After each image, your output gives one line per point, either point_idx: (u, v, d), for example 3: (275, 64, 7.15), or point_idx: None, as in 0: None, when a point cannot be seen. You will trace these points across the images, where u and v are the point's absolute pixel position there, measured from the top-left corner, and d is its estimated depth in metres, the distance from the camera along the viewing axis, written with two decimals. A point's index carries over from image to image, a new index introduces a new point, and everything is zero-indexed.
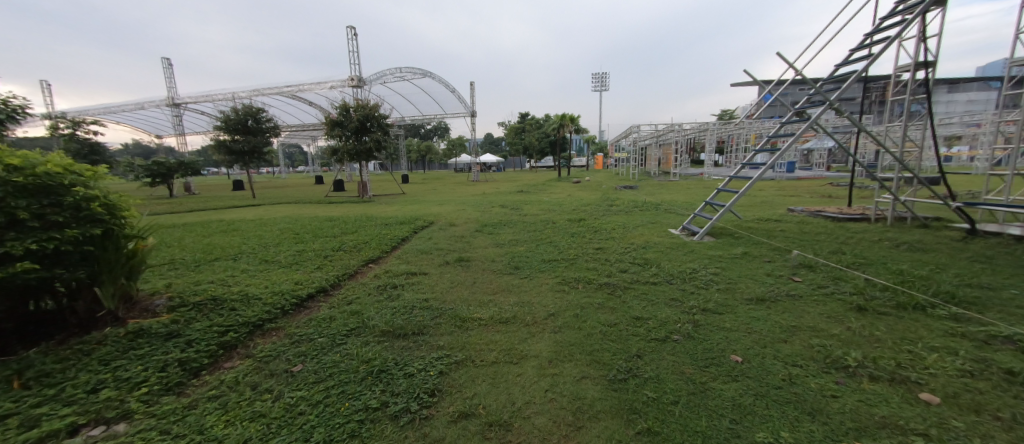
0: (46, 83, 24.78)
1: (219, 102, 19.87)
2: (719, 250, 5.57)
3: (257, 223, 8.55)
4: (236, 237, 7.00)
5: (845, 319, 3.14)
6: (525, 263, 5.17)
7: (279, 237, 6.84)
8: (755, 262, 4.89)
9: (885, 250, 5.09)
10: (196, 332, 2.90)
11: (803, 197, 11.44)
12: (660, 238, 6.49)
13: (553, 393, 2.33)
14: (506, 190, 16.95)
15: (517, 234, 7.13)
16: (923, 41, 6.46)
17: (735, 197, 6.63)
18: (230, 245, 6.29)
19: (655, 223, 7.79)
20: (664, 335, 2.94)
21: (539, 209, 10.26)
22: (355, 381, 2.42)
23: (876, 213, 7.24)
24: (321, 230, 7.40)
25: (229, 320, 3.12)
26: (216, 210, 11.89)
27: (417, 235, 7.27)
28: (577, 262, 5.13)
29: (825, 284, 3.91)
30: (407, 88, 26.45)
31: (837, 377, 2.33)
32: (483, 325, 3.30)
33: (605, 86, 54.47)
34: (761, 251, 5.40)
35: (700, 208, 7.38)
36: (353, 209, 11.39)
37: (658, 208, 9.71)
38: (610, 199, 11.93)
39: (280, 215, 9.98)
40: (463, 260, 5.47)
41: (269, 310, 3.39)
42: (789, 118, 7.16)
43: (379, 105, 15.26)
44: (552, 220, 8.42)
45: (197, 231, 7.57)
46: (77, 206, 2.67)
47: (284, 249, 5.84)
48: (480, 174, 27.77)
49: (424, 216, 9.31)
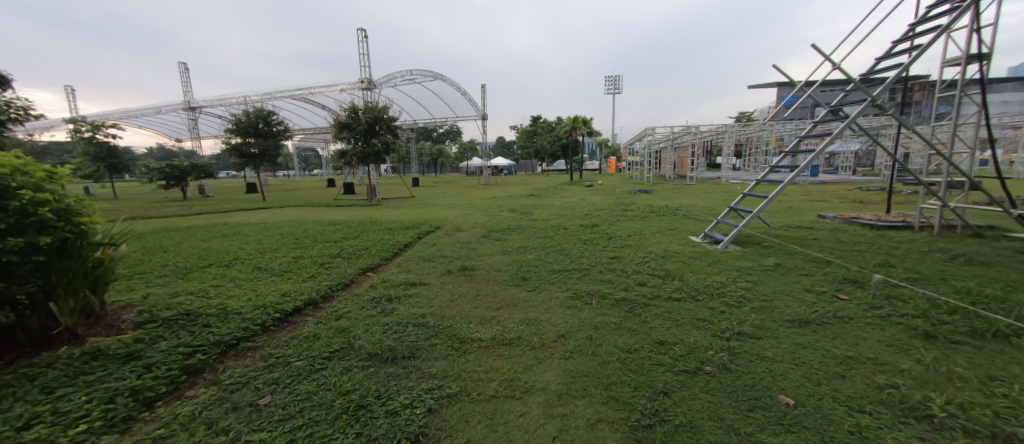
0: (70, 88, 25.44)
1: (232, 106, 20.02)
2: (747, 261, 5.08)
3: (259, 227, 8.33)
4: (235, 241, 6.75)
5: (912, 350, 2.67)
6: (533, 274, 4.77)
7: (276, 242, 6.56)
8: (791, 276, 4.41)
9: (938, 264, 4.55)
10: (160, 353, 2.57)
11: (831, 202, 10.79)
12: (680, 247, 6.02)
13: (563, 441, 1.92)
14: (517, 194, 16.55)
15: (525, 240, 6.74)
16: (975, 32, 5.91)
17: (763, 203, 6.09)
18: (226, 251, 6.04)
19: (674, 230, 7.31)
20: (695, 366, 2.50)
21: (549, 214, 9.84)
22: (328, 422, 2.04)
23: (921, 220, 6.63)
24: (322, 235, 7.12)
25: (198, 339, 2.78)
26: (224, 213, 11.81)
27: (421, 240, 6.92)
28: (590, 273, 4.70)
29: (879, 305, 3.42)
30: (418, 91, 26.32)
31: (919, 430, 1.87)
32: (484, 348, 2.91)
33: (618, 89, 53.74)
34: (796, 263, 4.89)
35: (723, 214, 6.86)
36: (360, 212, 11.15)
37: (676, 213, 9.21)
38: (625, 204, 11.44)
39: (285, 218, 9.78)
40: (467, 270, 5.08)
41: (247, 327, 3.05)
42: (823, 117, 6.58)
43: (388, 107, 15.06)
44: (563, 226, 7.99)
45: (197, 235, 7.37)
46: (24, 211, 2.36)
47: (280, 256, 5.56)
48: (492, 178, 27.40)
49: (430, 221, 8.99)
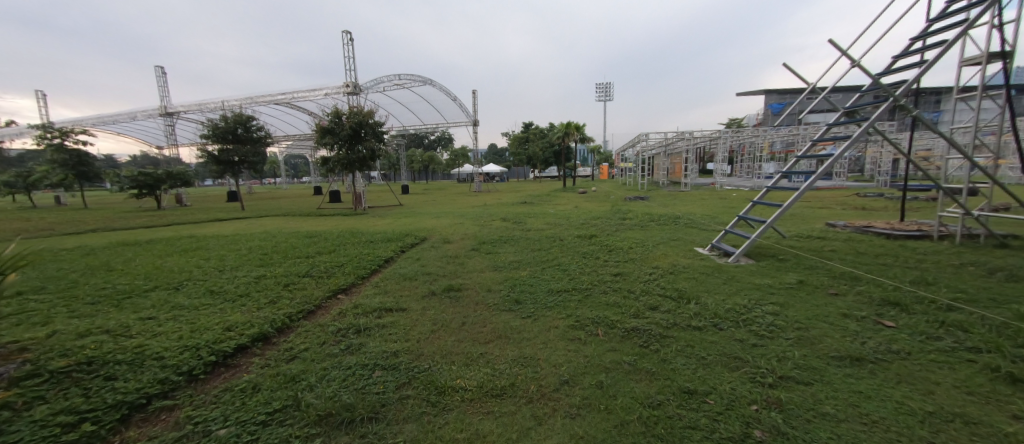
0: (42, 93, 24.40)
1: (211, 111, 19.24)
2: (765, 277, 4.57)
3: (228, 240, 7.62)
4: (194, 257, 6.05)
5: (1004, 402, 2.14)
6: (528, 295, 4.16)
7: (240, 258, 5.88)
8: (819, 297, 3.90)
9: (980, 280, 4.08)
10: (29, 428, 1.91)
11: (835, 209, 10.42)
12: (689, 260, 5.50)
13: None
14: (510, 201, 15.96)
15: (519, 254, 6.13)
16: (998, 29, 5.53)
17: (778, 211, 5.54)
18: (181, 269, 5.36)
19: (678, 240, 6.78)
20: (740, 432, 1.93)
21: (544, 223, 9.26)
22: None
23: (940, 229, 6.18)
24: (295, 249, 6.46)
25: (90, 402, 2.13)
26: (196, 224, 11.06)
27: (403, 255, 6.29)
28: (593, 294, 4.11)
29: (937, 336, 2.89)
30: (407, 96, 25.72)
31: None
32: (467, 402, 2.30)
33: (610, 96, 53.84)
34: (821, 280, 4.37)
35: (732, 223, 6.36)
36: (342, 223, 10.47)
37: (678, 222, 8.72)
38: (622, 212, 10.93)
39: (259, 230, 9.06)
40: (453, 290, 4.46)
41: (165, 378, 2.40)
42: (838, 120, 6.12)
43: (374, 111, 14.45)
44: (559, 237, 7.41)
45: (154, 250, 6.66)
46: None
47: (240, 275, 4.89)
48: (483, 184, 26.77)
49: (416, 232, 8.36)
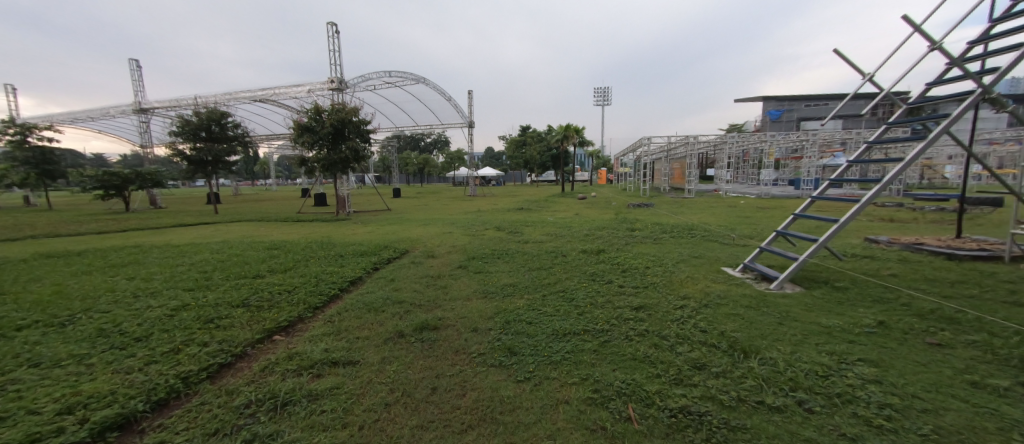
0: (10, 85, 22.96)
1: (187, 107, 18.02)
2: (833, 315, 3.55)
3: (174, 252, 6.51)
4: (113, 277, 4.91)
5: None
6: (528, 340, 3.10)
7: (169, 279, 4.75)
8: (924, 349, 2.88)
9: None
10: None
11: (864, 221, 9.49)
12: (724, 286, 4.49)
13: None
14: (505, 207, 14.95)
15: (514, 274, 5.07)
16: None
17: (833, 228, 4.48)
18: (85, 293, 4.22)
19: (701, 258, 5.78)
20: None
21: (542, 234, 8.22)
22: None
23: (1012, 250, 5.22)
24: (243, 266, 5.34)
25: None
26: (158, 229, 10.05)
27: (375, 273, 5.23)
28: (613, 341, 3.04)
29: None
30: (399, 94, 24.59)
31: None
32: None
33: (608, 100, 52.97)
34: (909, 321, 3.36)
35: (768, 240, 5.36)
36: (319, 230, 9.45)
37: (694, 234, 7.72)
38: (629, 221, 9.92)
39: (217, 239, 7.91)
40: (428, 331, 3.37)
41: None
42: (898, 119, 5.11)
43: (358, 108, 13.37)
44: (560, 251, 6.39)
45: (72, 266, 5.51)
46: None
47: (152, 306, 3.78)
48: (478, 188, 25.66)
49: (396, 243, 7.26)
